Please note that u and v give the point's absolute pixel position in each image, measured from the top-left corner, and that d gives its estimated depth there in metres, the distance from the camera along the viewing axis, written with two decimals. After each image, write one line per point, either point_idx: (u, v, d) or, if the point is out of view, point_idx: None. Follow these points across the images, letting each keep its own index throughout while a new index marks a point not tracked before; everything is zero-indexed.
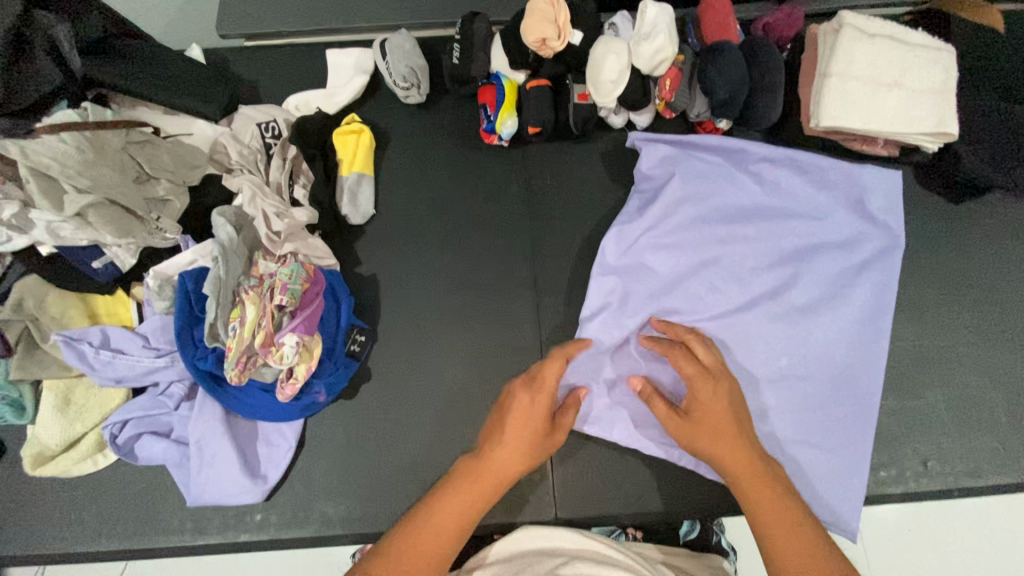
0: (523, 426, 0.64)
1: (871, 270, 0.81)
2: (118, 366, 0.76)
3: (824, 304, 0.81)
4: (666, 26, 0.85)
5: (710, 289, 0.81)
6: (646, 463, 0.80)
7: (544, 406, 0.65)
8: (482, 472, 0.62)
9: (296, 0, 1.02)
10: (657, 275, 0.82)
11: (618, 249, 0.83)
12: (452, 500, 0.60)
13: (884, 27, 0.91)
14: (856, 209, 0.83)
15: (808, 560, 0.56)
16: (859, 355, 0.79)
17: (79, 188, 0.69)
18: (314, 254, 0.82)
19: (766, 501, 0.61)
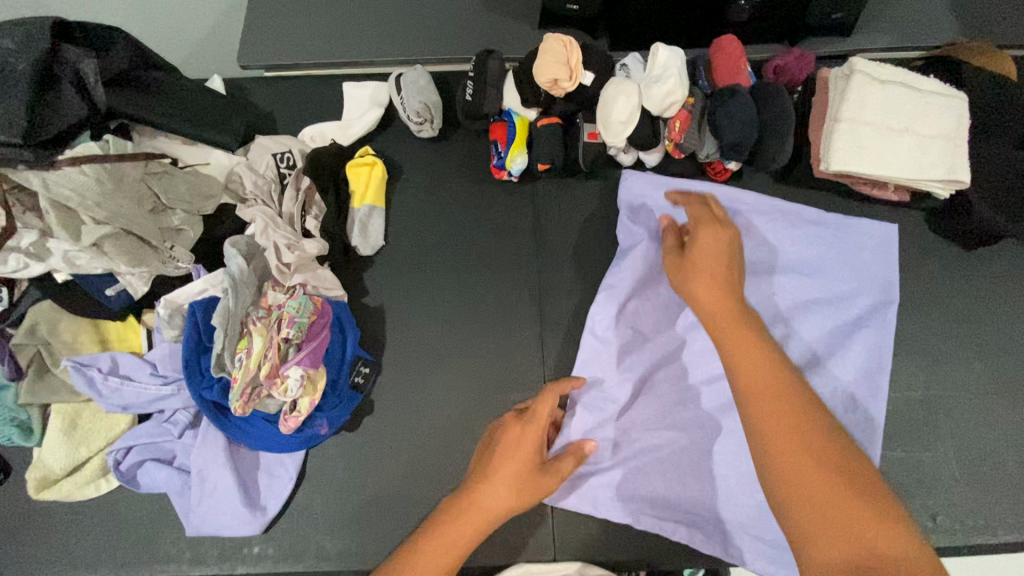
0: (509, 470, 0.64)
1: (864, 328, 0.85)
2: (124, 393, 0.76)
3: (816, 366, 0.84)
4: (677, 70, 0.86)
5: (704, 351, 0.85)
6: (647, 513, 0.79)
7: (530, 448, 0.65)
8: (470, 511, 0.61)
9: (315, 32, 1.05)
10: (648, 328, 0.87)
11: (613, 301, 0.87)
12: (445, 529, 0.60)
13: (896, 74, 0.91)
14: (849, 264, 0.88)
15: (826, 465, 0.54)
16: (855, 410, 0.82)
17: (96, 219, 0.71)
18: (323, 285, 0.83)
19: (771, 386, 0.59)
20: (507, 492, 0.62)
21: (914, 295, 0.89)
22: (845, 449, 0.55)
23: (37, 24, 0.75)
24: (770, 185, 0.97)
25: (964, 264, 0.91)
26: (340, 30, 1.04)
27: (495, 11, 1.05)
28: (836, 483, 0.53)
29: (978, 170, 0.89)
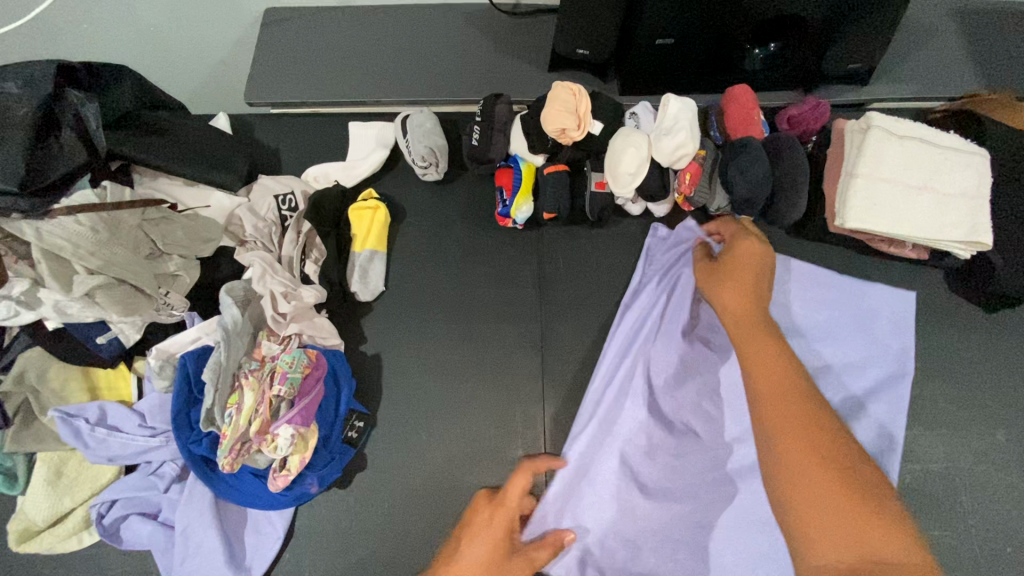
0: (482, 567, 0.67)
1: (876, 402, 0.81)
2: (111, 445, 0.74)
3: None
4: (688, 122, 0.84)
5: (705, 417, 0.82)
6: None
7: (499, 538, 0.70)
8: None
9: (324, 70, 1.04)
10: (649, 390, 0.84)
11: (616, 356, 0.84)
12: None
13: (913, 129, 0.88)
14: (861, 331, 0.85)
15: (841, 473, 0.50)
16: None
17: (90, 269, 0.70)
18: (320, 334, 0.80)
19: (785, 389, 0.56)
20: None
21: (931, 358, 0.86)
22: (859, 459, 0.51)
23: (42, 67, 0.75)
24: (782, 238, 0.94)
25: (983, 327, 0.88)
26: (348, 69, 1.03)
27: (504, 53, 1.04)
28: (849, 494, 0.48)
29: (1004, 229, 0.85)
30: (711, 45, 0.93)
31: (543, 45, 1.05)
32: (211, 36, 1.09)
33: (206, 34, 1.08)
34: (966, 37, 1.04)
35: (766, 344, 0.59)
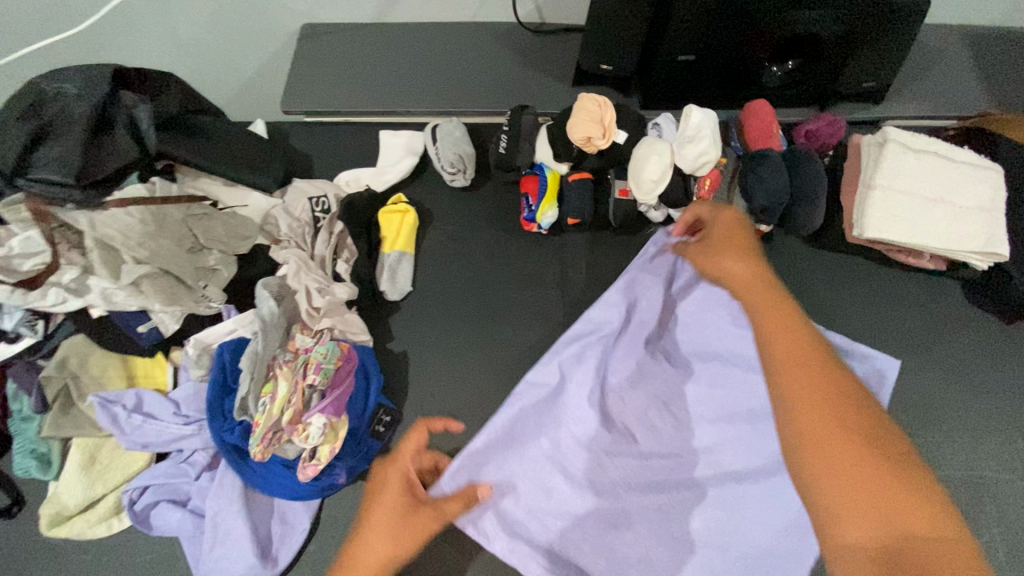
0: (383, 526, 0.55)
1: None
2: (147, 431, 0.76)
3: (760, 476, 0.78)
4: (710, 131, 0.88)
5: (651, 427, 0.82)
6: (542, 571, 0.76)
7: (398, 485, 0.58)
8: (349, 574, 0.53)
9: (356, 80, 1.08)
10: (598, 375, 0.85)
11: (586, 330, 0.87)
12: None
13: (928, 144, 0.91)
14: None
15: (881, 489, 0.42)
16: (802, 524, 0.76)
17: (138, 259, 0.73)
18: (350, 330, 0.83)
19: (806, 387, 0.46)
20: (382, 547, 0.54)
21: (950, 368, 0.87)
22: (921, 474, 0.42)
23: (98, 71, 0.80)
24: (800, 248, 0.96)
25: (1002, 340, 0.89)
26: (379, 81, 1.08)
27: (530, 69, 1.08)
28: (884, 476, 0.42)
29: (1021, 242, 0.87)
30: (731, 63, 0.96)
31: (567, 62, 1.09)
32: (250, 48, 1.14)
33: (244, 47, 1.14)
34: (977, 60, 1.08)
35: (782, 306, 0.52)
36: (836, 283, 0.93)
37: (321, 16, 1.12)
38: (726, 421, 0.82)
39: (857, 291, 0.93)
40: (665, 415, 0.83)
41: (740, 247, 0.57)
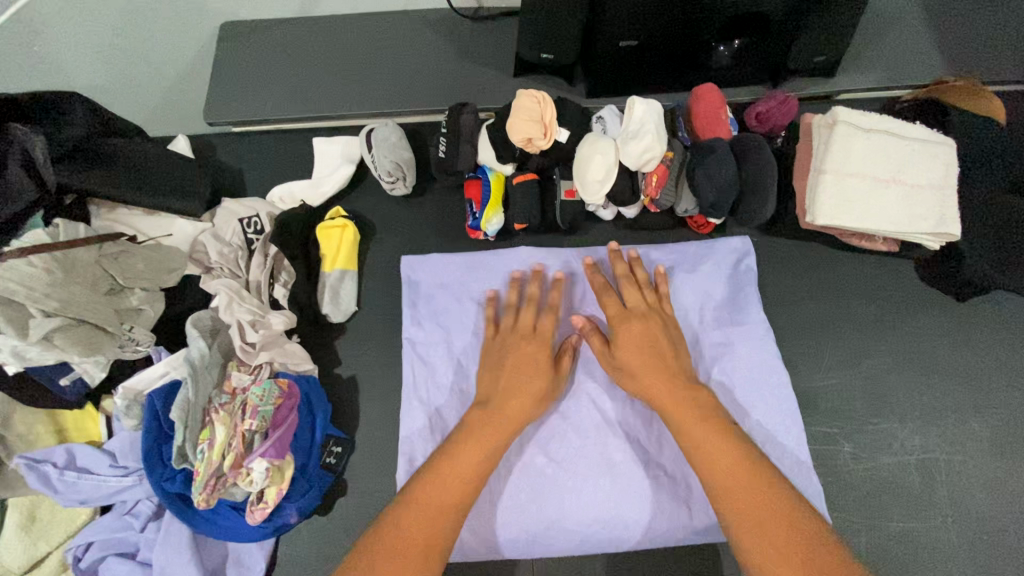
0: (519, 366, 0.75)
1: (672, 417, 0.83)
2: (82, 488, 0.72)
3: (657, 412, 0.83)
4: (655, 124, 0.83)
5: (557, 402, 0.84)
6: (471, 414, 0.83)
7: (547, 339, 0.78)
8: (496, 418, 0.70)
9: (285, 85, 1.01)
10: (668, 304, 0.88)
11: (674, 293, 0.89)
12: (467, 449, 0.67)
13: (878, 121, 0.88)
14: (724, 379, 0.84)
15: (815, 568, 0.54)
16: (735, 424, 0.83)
17: (46, 311, 0.67)
18: (291, 361, 0.79)
19: (755, 493, 0.59)
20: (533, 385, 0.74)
21: (904, 350, 0.87)
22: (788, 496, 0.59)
23: None
24: (756, 236, 0.93)
25: (953, 316, 0.89)
26: (308, 83, 1.01)
27: (468, 60, 1.02)
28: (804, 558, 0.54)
29: (965, 216, 0.88)
30: (675, 44, 0.92)
31: (507, 49, 1.02)
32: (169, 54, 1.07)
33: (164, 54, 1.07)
34: (929, 24, 1.04)
35: (720, 433, 0.65)
36: (881, 352, 0.87)
37: (241, 15, 1.05)
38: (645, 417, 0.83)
39: (813, 279, 0.91)
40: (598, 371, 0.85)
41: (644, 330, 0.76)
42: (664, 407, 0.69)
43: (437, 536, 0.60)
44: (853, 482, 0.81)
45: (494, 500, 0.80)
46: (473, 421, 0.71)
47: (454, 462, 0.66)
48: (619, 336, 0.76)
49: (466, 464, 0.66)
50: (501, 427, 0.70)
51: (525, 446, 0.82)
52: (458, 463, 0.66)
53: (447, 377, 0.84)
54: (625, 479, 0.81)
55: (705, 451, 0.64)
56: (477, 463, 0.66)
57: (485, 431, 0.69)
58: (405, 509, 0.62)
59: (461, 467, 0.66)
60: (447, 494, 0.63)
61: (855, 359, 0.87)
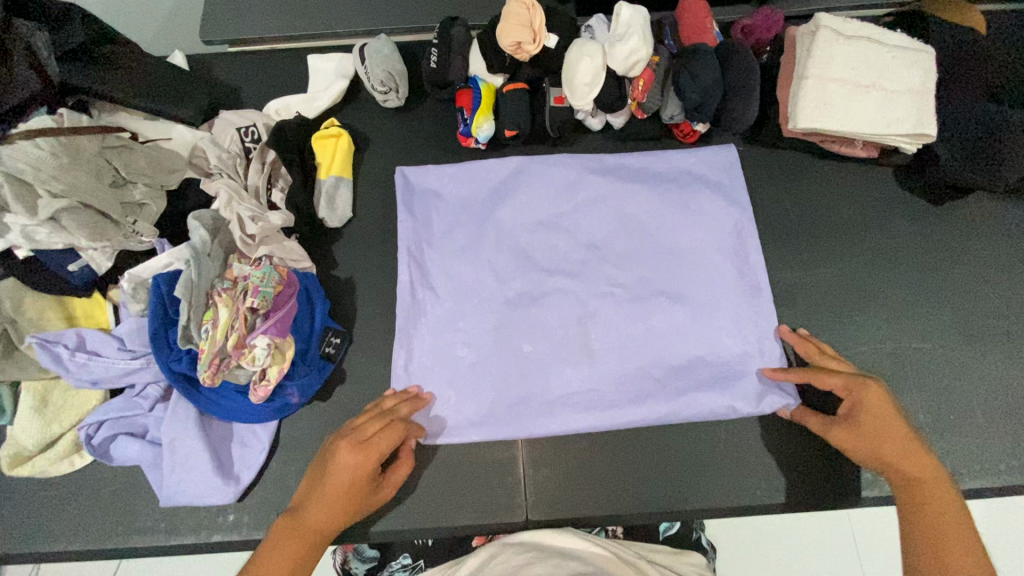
0: (334, 483, 0.69)
1: (664, 306, 0.87)
2: (93, 369, 0.76)
3: (649, 301, 0.87)
4: (641, 27, 0.85)
5: (546, 294, 0.88)
6: (465, 308, 0.87)
7: (340, 464, 0.69)
8: (300, 529, 0.68)
9: (279, 4, 1.03)
10: (657, 207, 0.92)
11: (661, 195, 0.92)
12: (272, 558, 0.66)
13: (860, 30, 0.90)
14: (712, 271, 0.88)
15: (962, 545, 0.64)
16: (723, 312, 0.86)
17: (53, 193, 0.70)
18: (290, 256, 0.83)
19: (928, 506, 0.67)
20: (331, 516, 0.68)
21: (881, 252, 0.90)
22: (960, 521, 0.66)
23: None
24: (740, 146, 0.96)
25: (929, 218, 0.92)
26: (302, 2, 1.02)
27: None
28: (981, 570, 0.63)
29: (950, 120, 0.90)
30: None
31: None
32: None
33: None
34: None
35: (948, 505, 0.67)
36: (860, 254, 0.90)
37: None
38: (634, 308, 0.87)
39: (795, 184, 0.94)
40: (587, 267, 0.89)
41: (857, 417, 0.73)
42: (865, 446, 0.72)
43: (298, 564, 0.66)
44: None
45: (478, 385, 0.83)
46: (279, 525, 0.68)
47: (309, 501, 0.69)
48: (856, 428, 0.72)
49: (315, 519, 0.68)
50: (300, 536, 0.67)
51: (511, 341, 0.85)
52: (310, 519, 0.68)
53: (442, 276, 0.89)
54: (606, 371, 0.84)
55: (899, 464, 0.70)
56: (328, 521, 0.68)
57: (303, 538, 0.67)
58: None
59: None
60: None
61: (834, 259, 0.90)
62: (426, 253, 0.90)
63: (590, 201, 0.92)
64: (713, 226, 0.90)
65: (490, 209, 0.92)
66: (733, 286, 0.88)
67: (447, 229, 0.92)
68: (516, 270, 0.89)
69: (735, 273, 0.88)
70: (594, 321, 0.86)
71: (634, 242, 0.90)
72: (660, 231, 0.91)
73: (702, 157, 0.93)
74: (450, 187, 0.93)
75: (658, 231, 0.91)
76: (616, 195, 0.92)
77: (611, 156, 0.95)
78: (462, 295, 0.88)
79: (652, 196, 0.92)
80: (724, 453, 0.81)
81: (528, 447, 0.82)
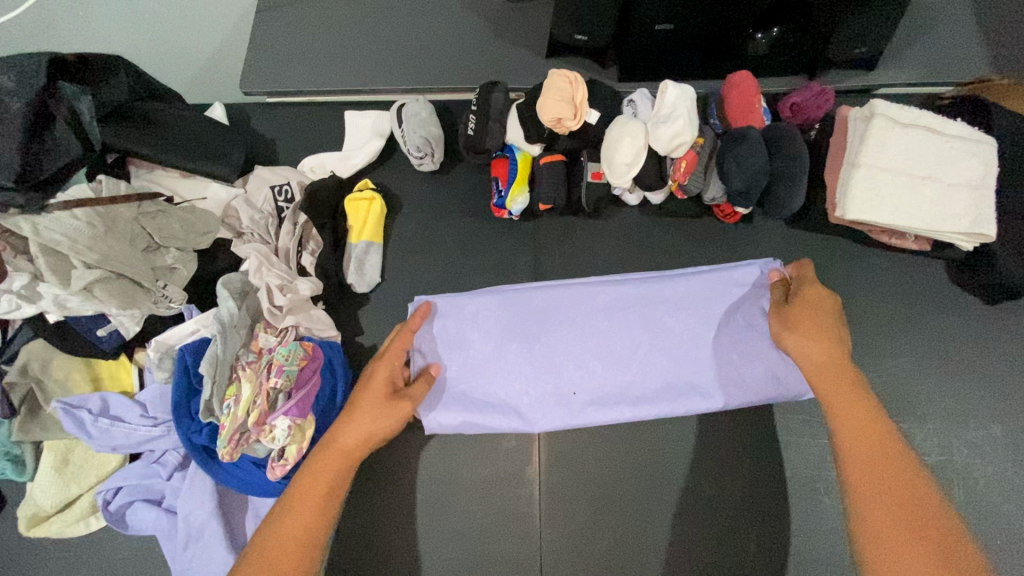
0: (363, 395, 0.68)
1: (690, 395, 0.84)
2: (114, 435, 0.75)
3: (673, 389, 0.84)
4: (686, 109, 0.82)
5: (572, 370, 0.85)
6: (488, 388, 0.84)
7: (384, 380, 0.69)
8: (332, 447, 0.63)
9: (319, 57, 1.02)
10: (687, 308, 0.87)
11: (694, 298, 0.87)
12: (313, 469, 0.62)
13: (919, 117, 0.86)
14: (740, 367, 0.85)
15: (909, 526, 0.51)
16: (751, 400, 0.83)
17: (87, 263, 0.70)
18: (316, 326, 0.81)
19: (868, 472, 0.56)
20: (388, 424, 0.66)
21: (929, 351, 0.86)
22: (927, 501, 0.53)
23: (35, 55, 0.74)
24: (782, 228, 0.93)
25: (982, 318, 0.87)
26: (342, 56, 1.02)
27: (501, 39, 1.01)
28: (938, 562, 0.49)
29: (1005, 220, 0.85)
30: (712, 30, 0.90)
31: (540, 30, 1.02)
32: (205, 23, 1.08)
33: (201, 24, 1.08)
34: (977, 19, 1.00)
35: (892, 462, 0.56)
36: (906, 352, 0.86)
37: None
38: (660, 394, 0.84)
39: (838, 273, 0.90)
40: (611, 355, 0.86)
41: (823, 342, 0.66)
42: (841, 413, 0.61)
43: (328, 502, 0.61)
44: None
45: (492, 453, 0.83)
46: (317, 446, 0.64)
47: (316, 459, 0.63)
48: (804, 333, 0.67)
49: (355, 433, 0.64)
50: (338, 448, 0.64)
51: (531, 418, 0.83)
52: (342, 437, 0.64)
53: (473, 355, 0.86)
54: (627, 458, 0.83)
55: (852, 428, 0.59)
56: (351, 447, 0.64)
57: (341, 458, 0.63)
58: (253, 563, 0.56)
59: (314, 497, 0.60)
60: (301, 516, 0.59)
61: (878, 357, 0.86)
62: (453, 332, 0.86)
63: (616, 298, 0.88)
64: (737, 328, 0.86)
65: (521, 293, 0.87)
66: (763, 380, 0.84)
67: (482, 310, 0.87)
68: (539, 356, 0.85)
69: (768, 371, 0.84)
70: (617, 396, 0.84)
71: (664, 331, 0.86)
72: (685, 331, 0.86)
73: (744, 268, 0.88)
74: (481, 273, 0.92)
75: (686, 331, 0.86)
76: (646, 292, 0.88)
77: (645, 234, 0.93)
78: (484, 372, 0.85)
79: (683, 296, 0.87)
80: (747, 556, 0.79)
81: (546, 540, 0.80)
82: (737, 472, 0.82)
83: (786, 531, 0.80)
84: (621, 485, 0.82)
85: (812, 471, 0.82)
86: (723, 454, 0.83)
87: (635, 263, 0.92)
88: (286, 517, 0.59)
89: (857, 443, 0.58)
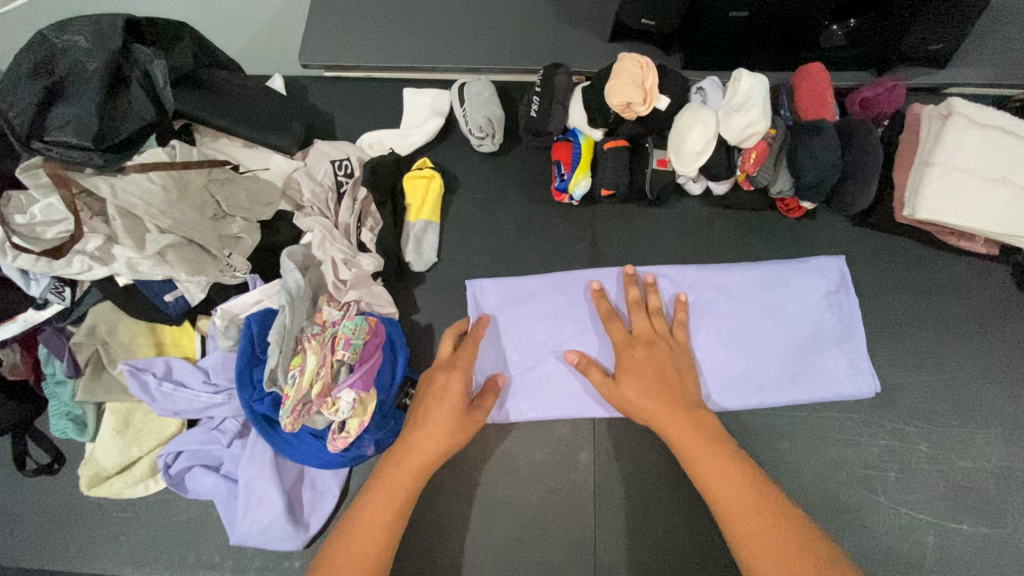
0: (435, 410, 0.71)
1: (748, 387, 0.83)
2: (177, 400, 0.76)
3: (730, 381, 0.83)
4: (761, 99, 0.81)
5: None
6: (546, 370, 0.85)
7: (458, 392, 0.71)
8: (407, 461, 0.68)
9: (379, 32, 1.01)
10: (746, 299, 0.86)
11: (753, 289, 0.87)
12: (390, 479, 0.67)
13: (996, 118, 0.84)
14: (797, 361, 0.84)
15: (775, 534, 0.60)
16: (806, 394, 0.83)
17: (161, 227, 0.71)
18: (377, 302, 0.82)
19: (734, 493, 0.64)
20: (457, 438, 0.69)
21: (992, 357, 0.85)
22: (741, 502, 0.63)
23: (109, 20, 0.75)
24: (845, 225, 0.91)
25: None
26: (402, 32, 1.01)
27: (565, 21, 1.00)
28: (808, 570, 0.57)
29: None
30: (787, 20, 0.88)
31: (605, 13, 1.00)
32: None
33: None
34: None
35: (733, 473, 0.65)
36: (967, 357, 0.85)
37: None
38: (717, 384, 0.83)
39: (901, 273, 0.89)
40: None
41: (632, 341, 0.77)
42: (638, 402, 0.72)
43: (398, 512, 0.66)
44: (925, 480, 0.80)
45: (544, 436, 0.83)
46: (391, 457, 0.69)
47: (393, 470, 0.68)
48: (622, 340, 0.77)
49: (430, 446, 0.69)
50: (413, 461, 0.68)
51: (589, 403, 0.83)
52: (420, 449, 0.68)
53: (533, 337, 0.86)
54: None
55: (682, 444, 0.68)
56: (428, 458, 0.68)
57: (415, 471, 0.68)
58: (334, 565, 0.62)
59: (387, 508, 0.66)
60: (378, 525, 0.65)
61: (939, 360, 0.85)
62: (513, 313, 0.87)
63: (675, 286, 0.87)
64: (796, 322, 0.86)
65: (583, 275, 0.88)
66: (819, 375, 0.83)
67: (545, 292, 0.88)
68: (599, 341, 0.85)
69: (826, 367, 0.84)
70: None
71: (720, 319, 0.86)
72: (745, 322, 0.86)
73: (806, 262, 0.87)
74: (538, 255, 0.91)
75: (745, 323, 0.86)
76: (706, 282, 0.87)
77: (706, 224, 0.91)
78: (542, 350, 0.86)
79: (743, 287, 0.87)
80: None
81: (597, 525, 0.79)
82: (792, 468, 0.81)
83: (842, 531, 0.78)
84: (675, 477, 0.80)
85: (871, 471, 0.81)
86: (779, 449, 0.82)
87: (694, 253, 0.90)
88: (365, 525, 0.65)
89: (720, 480, 0.65)
